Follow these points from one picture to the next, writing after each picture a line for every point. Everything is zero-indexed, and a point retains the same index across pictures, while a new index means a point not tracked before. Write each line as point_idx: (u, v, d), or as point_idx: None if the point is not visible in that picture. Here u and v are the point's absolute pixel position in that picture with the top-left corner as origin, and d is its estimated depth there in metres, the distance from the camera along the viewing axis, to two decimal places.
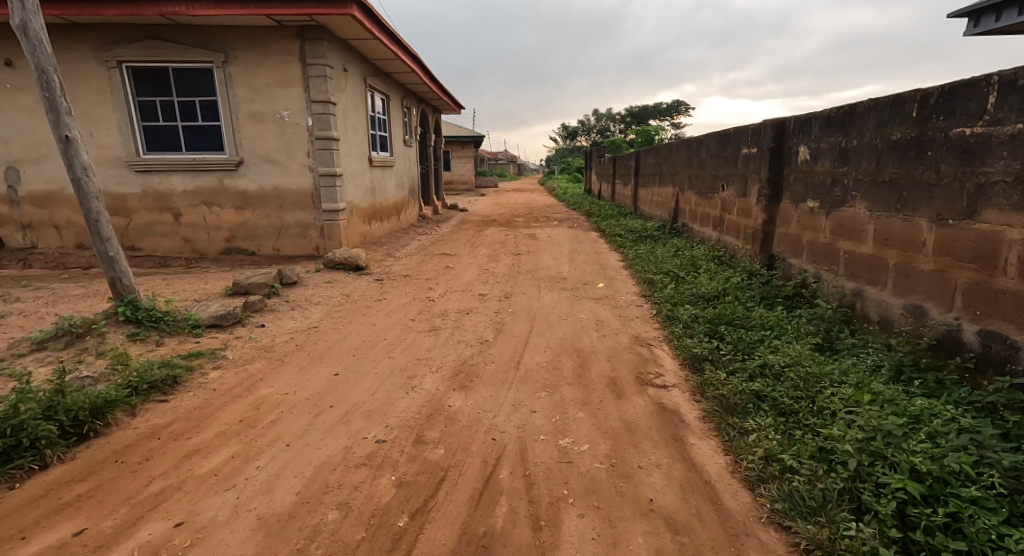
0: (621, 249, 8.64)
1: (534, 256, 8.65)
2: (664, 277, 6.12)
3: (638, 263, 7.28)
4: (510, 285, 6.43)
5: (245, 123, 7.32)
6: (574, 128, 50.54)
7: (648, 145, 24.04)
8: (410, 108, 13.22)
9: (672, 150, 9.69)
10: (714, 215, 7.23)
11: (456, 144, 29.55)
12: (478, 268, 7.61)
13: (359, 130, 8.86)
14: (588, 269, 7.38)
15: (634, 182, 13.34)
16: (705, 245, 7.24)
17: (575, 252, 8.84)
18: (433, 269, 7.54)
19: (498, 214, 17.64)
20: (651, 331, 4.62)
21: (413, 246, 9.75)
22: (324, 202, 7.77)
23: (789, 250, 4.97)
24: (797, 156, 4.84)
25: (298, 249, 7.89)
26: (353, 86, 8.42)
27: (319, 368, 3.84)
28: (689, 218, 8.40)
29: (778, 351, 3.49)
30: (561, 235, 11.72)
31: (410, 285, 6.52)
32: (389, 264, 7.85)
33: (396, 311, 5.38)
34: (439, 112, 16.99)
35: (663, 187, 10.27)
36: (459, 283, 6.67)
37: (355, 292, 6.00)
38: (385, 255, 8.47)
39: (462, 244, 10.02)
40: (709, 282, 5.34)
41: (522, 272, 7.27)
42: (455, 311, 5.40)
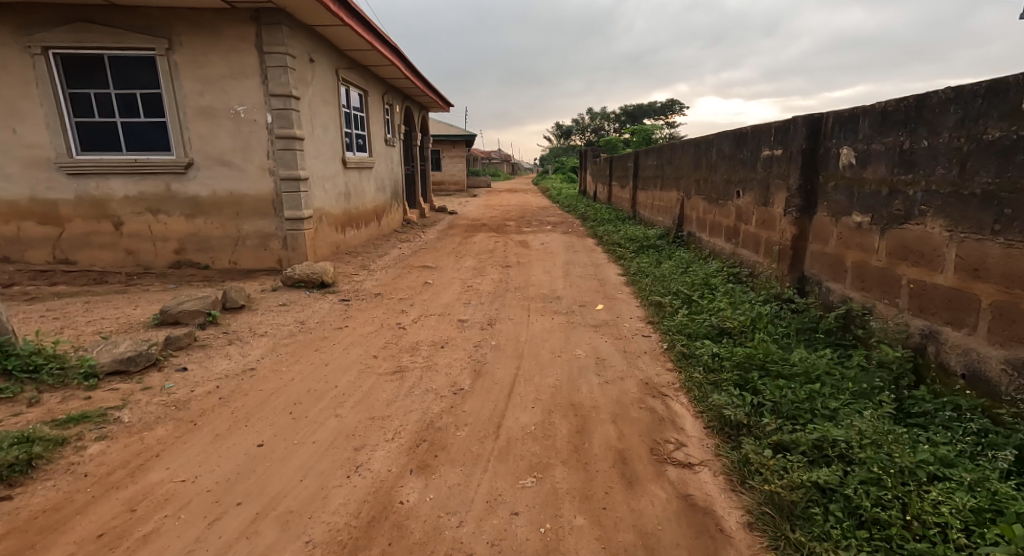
0: (621, 261, 7.82)
1: (524, 268, 7.80)
2: (673, 299, 5.28)
3: (641, 280, 6.44)
4: (495, 308, 5.58)
5: (194, 120, 6.43)
6: (568, 127, 49.71)
7: (644, 145, 23.28)
8: (392, 105, 12.36)
9: (676, 151, 8.86)
10: (727, 226, 6.40)
11: (447, 143, 28.65)
12: (461, 284, 6.76)
13: (330, 129, 8.00)
14: (584, 286, 6.54)
15: (633, 186, 12.52)
16: (716, 259, 6.42)
17: (571, 264, 7.99)
18: (410, 286, 6.70)
19: (488, 217, 16.77)
20: (663, 375, 3.79)
21: (391, 256, 8.89)
22: (287, 209, 6.91)
23: (824, 272, 4.18)
24: (838, 160, 4.01)
25: (258, 262, 7.03)
26: (321, 79, 7.56)
27: (240, 433, 2.97)
28: (697, 227, 7.57)
29: (840, 419, 2.68)
30: (555, 242, 10.91)
31: (381, 308, 5.67)
32: (361, 279, 6.98)
33: (358, 343, 4.53)
34: (425, 109, 16.15)
35: (666, 191, 9.43)
36: (438, 304, 5.81)
37: (313, 317, 5.13)
38: (359, 268, 7.60)
39: (446, 254, 9.16)
40: (728, 309, 4.51)
41: (509, 290, 6.41)
42: (427, 343, 4.54)
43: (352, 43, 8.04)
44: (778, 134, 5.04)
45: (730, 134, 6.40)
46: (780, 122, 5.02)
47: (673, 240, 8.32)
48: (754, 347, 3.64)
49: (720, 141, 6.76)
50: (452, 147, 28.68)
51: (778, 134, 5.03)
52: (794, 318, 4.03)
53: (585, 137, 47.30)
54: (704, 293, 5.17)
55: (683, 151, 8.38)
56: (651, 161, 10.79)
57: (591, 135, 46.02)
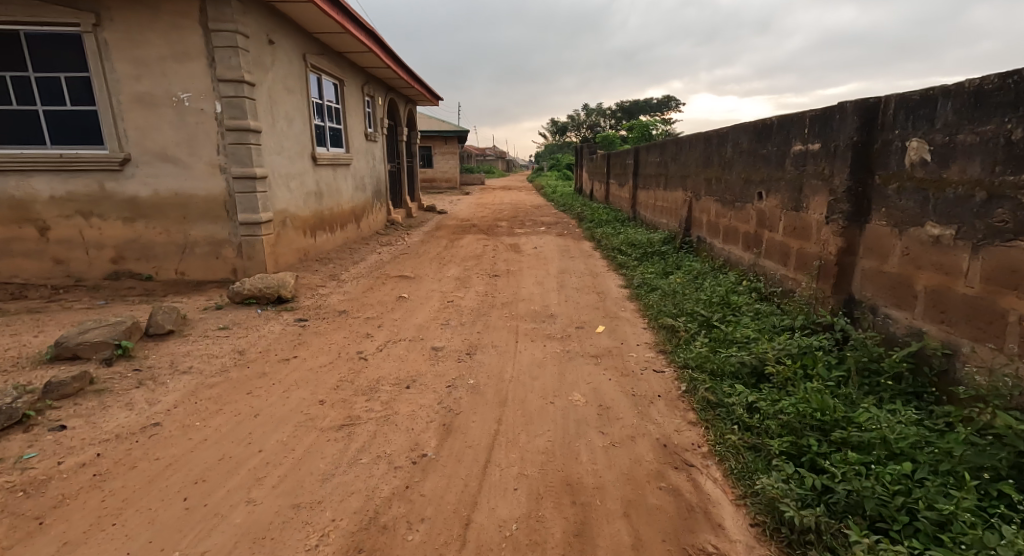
0: (622, 270, 7.01)
1: (514, 278, 6.97)
2: (686, 323, 4.44)
3: (648, 295, 5.59)
4: (477, 332, 4.74)
5: (130, 108, 5.55)
6: (563, 123, 48.83)
7: (642, 142, 22.48)
8: (373, 97, 11.50)
9: (682, 148, 8.04)
10: (746, 233, 5.56)
11: (438, 139, 27.73)
12: (441, 299, 5.92)
13: (295, 121, 7.16)
14: (582, 303, 5.70)
15: (632, 184, 11.70)
16: (733, 271, 5.60)
17: (566, 273, 7.13)
18: (383, 300, 5.85)
19: (478, 217, 15.91)
20: (687, 434, 2.95)
21: (368, 263, 8.05)
22: (241, 212, 6.04)
23: (885, 298, 3.37)
24: (907, 155, 3.19)
25: (209, 273, 6.16)
26: (281, 64, 6.69)
27: (101, 539, 2.14)
28: (709, 232, 6.72)
29: (960, 536, 1.93)
30: (549, 245, 10.09)
31: (343, 330, 4.82)
32: (328, 293, 6.14)
33: (305, 382, 3.67)
34: (411, 102, 15.28)
35: (671, 191, 8.60)
36: (410, 325, 4.96)
37: (257, 344, 4.26)
38: (327, 279, 6.75)
39: (428, 260, 8.31)
40: (759, 341, 3.68)
41: (496, 306, 5.56)
42: (389, 383, 3.69)
43: (322, 24, 7.18)
44: (814, 126, 4.22)
45: (750, 126, 5.57)
46: (817, 111, 4.19)
47: (680, 246, 7.48)
48: (804, 398, 2.82)
49: (736, 134, 5.93)
50: (444, 143, 27.76)
51: (814, 126, 4.21)
52: (843, 353, 3.23)
53: (580, 133, 46.45)
54: (723, 315, 4.35)
55: (691, 146, 7.54)
56: (653, 158, 9.97)
57: (586, 132, 45.24)
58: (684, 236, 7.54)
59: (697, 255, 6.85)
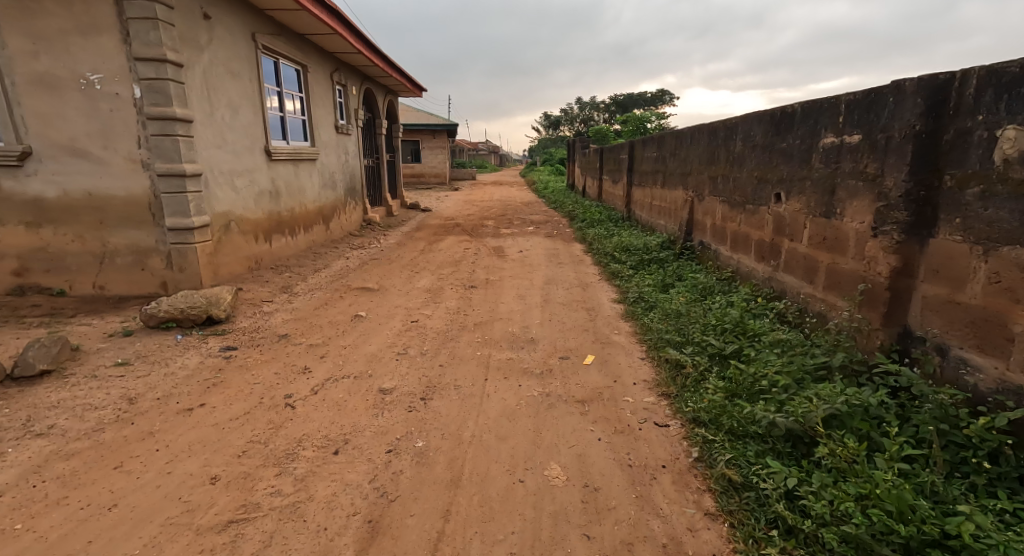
0: (615, 281, 6.20)
1: (493, 290, 6.15)
2: (692, 357, 3.61)
3: (645, 316, 4.77)
4: (440, 366, 3.90)
5: (28, 91, 4.70)
6: (557, 117, 47.89)
7: (637, 136, 21.61)
8: (344, 86, 10.61)
9: (683, 142, 7.20)
10: (762, 242, 4.74)
11: (426, 133, 26.76)
12: (404, 318, 5.07)
13: (240, 110, 6.28)
14: (568, 325, 4.87)
15: (627, 181, 10.85)
16: (744, 287, 4.78)
17: (552, 284, 6.29)
18: (334, 320, 4.99)
19: (464, 216, 15.04)
20: (703, 539, 2.14)
21: (330, 272, 7.18)
22: (168, 216, 5.17)
23: (960, 337, 2.55)
24: (999, 151, 2.38)
25: (133, 287, 5.29)
26: (219, 43, 5.81)
27: None
28: (715, 239, 5.89)
29: None
30: (537, 249, 9.27)
31: (277, 362, 3.98)
32: (273, 310, 5.28)
33: (202, 444, 2.82)
34: (390, 93, 14.39)
35: (671, 190, 7.75)
36: (360, 356, 4.11)
37: (158, 387, 3.40)
38: (276, 293, 5.89)
39: (399, 268, 7.44)
40: (791, 390, 2.86)
41: (467, 330, 4.72)
42: (312, 447, 2.85)
43: None
44: (853, 113, 3.38)
45: (765, 116, 4.73)
46: (857, 94, 3.37)
47: (682, 254, 6.65)
48: (871, 494, 2.02)
49: (749, 126, 5.09)
50: (433, 137, 26.79)
51: (853, 113, 3.38)
52: (906, 413, 2.44)
53: (574, 128, 45.54)
54: (738, 347, 3.53)
55: (693, 140, 6.71)
56: (650, 154, 9.13)
57: (580, 127, 44.36)
58: (685, 243, 6.71)
59: (702, 265, 6.02)
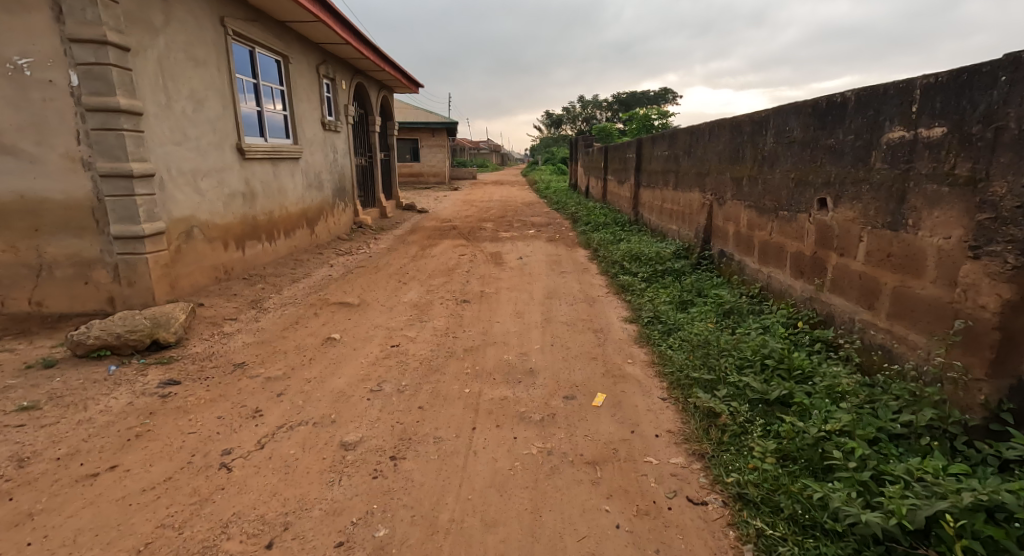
0: (626, 295, 5.53)
1: (489, 305, 5.49)
2: (727, 403, 2.94)
3: (663, 342, 4.10)
4: (420, 407, 3.23)
5: None
6: (559, 116, 47.19)
7: (643, 134, 20.91)
8: (332, 79, 9.96)
9: (700, 139, 6.53)
10: (802, 255, 4.06)
11: (425, 131, 26.09)
12: (384, 341, 4.41)
13: (205, 103, 5.62)
14: (573, 351, 4.21)
15: (634, 182, 10.17)
16: (779, 310, 4.11)
17: (555, 299, 5.62)
18: (303, 343, 4.33)
19: (462, 218, 14.37)
20: None
21: (309, 283, 6.51)
22: (115, 223, 4.52)
23: None
24: None
25: (75, 304, 4.64)
26: (179, 28, 5.17)
27: None
28: (742, 249, 5.22)
29: None
30: (538, 256, 8.62)
31: (226, 400, 3.32)
32: (237, 331, 4.61)
33: (96, 534, 2.17)
34: (383, 88, 13.76)
35: (685, 193, 7.07)
36: (326, 393, 3.45)
37: (64, 441, 2.75)
38: (244, 309, 5.23)
39: (387, 278, 6.78)
40: (869, 462, 2.17)
41: (455, 357, 4.06)
42: (241, 536, 2.18)
43: None
44: (935, 100, 2.71)
45: (805, 108, 4.05)
46: (941, 75, 2.70)
47: (698, 265, 5.98)
48: None
49: (782, 119, 4.42)
50: (432, 135, 26.12)
51: (935, 99, 2.70)
52: None
53: (576, 126, 44.84)
54: (785, 392, 2.85)
55: (713, 137, 6.03)
56: (661, 152, 8.44)
57: (582, 125, 43.68)
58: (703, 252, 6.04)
59: (723, 279, 5.35)
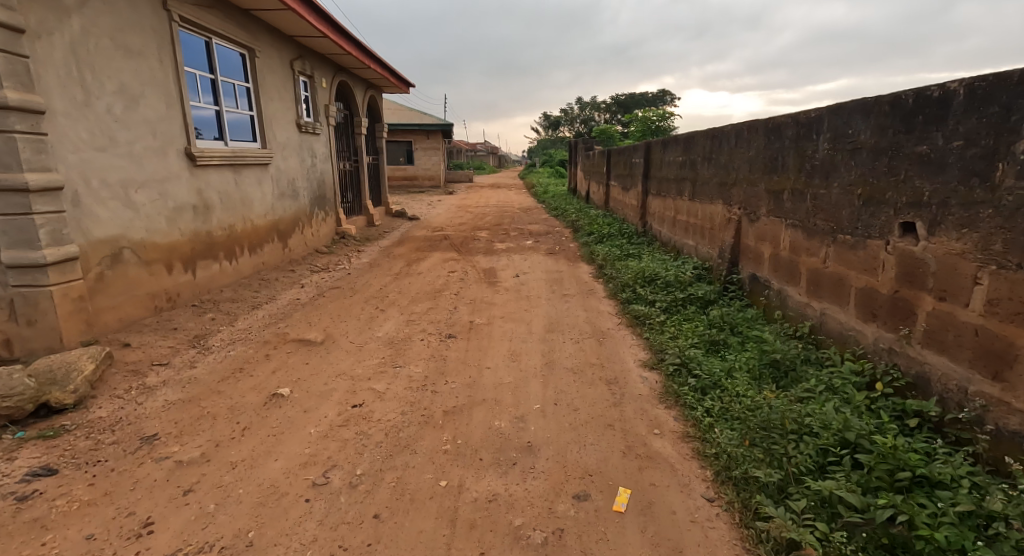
0: (642, 331, 4.65)
1: (479, 342, 4.63)
2: (812, 530, 2.10)
3: (698, 406, 3.22)
4: (376, 518, 2.38)
5: None
6: (557, 118, 46.38)
7: (647, 137, 20.07)
8: (310, 75, 9.08)
9: (726, 143, 5.68)
10: (874, 293, 3.20)
11: (419, 133, 25.21)
12: (345, 398, 3.53)
13: (142, 101, 4.72)
14: (582, 414, 3.34)
15: (641, 190, 9.32)
16: (842, 363, 3.24)
17: (557, 335, 4.75)
18: (243, 399, 3.44)
19: (454, 226, 13.49)
20: None
21: (274, 310, 5.62)
22: (6, 249, 3.61)
23: None
24: None
25: None
26: (105, 10, 4.27)
27: None
28: (783, 277, 4.35)
29: None
30: (536, 273, 7.76)
31: (118, 499, 2.45)
32: (165, 381, 3.70)
33: None
34: (368, 87, 12.91)
35: (705, 205, 6.21)
36: (253, 488, 2.56)
37: None
38: (184, 348, 4.33)
39: (363, 304, 5.90)
40: None
41: (432, 425, 3.18)
42: None
43: None
44: None
45: (879, 105, 3.19)
46: None
47: (723, 293, 5.11)
48: None
49: (840, 121, 3.57)
50: (426, 137, 25.25)
51: None
52: None
53: (575, 129, 44.02)
54: (896, 514, 2.01)
55: (744, 142, 5.18)
56: (674, 158, 7.59)
57: (580, 127, 42.92)
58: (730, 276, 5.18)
59: (758, 313, 4.48)
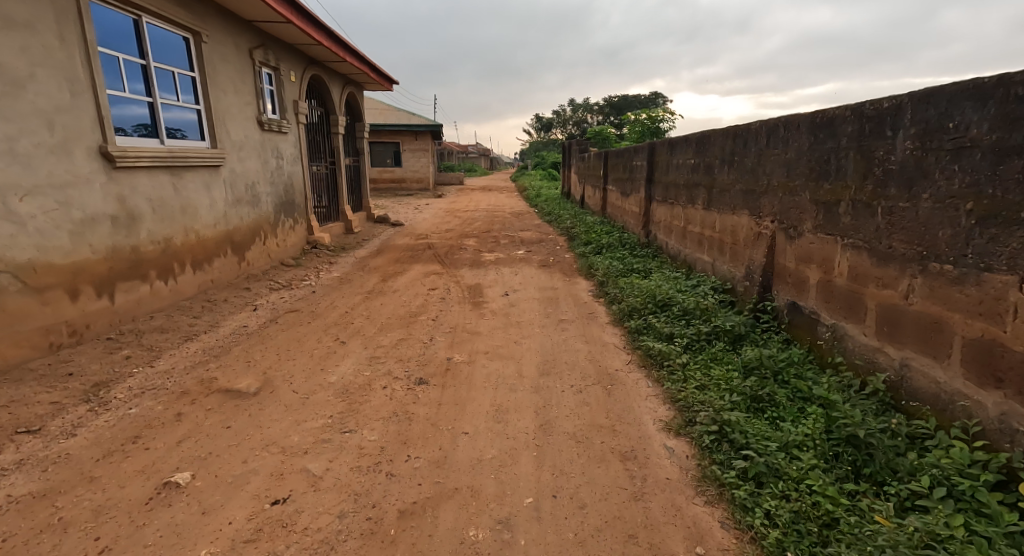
0: (662, 381, 3.73)
1: (456, 392, 3.69)
2: None
3: (759, 509, 2.32)
4: None
5: None
6: (549, 119, 45.52)
7: (644, 139, 19.17)
8: (271, 66, 8.08)
9: (753, 143, 4.80)
10: (1002, 352, 2.36)
11: (407, 134, 24.22)
12: (266, 486, 2.58)
13: (31, 85, 3.80)
14: (592, 514, 2.43)
15: (644, 196, 8.42)
16: (952, 446, 2.38)
17: (554, 381, 3.85)
18: (122, 489, 2.48)
19: (440, 234, 12.55)
20: None
21: (212, 343, 4.66)
22: None
23: None
24: None
25: None
26: None
27: None
28: (841, 311, 3.46)
29: None
30: (529, 292, 6.84)
31: None
32: (25, 460, 2.72)
33: None
34: (345, 84, 11.95)
35: (725, 216, 5.33)
36: None
37: None
38: (70, 403, 3.33)
39: (322, 334, 4.95)
40: None
41: (380, 539, 2.25)
42: None
43: None
44: None
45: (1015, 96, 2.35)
46: None
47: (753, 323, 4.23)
48: None
49: (940, 113, 2.69)
50: (414, 138, 24.26)
51: None
52: None
53: (568, 131, 43.18)
54: None
55: (778, 141, 4.31)
56: (684, 161, 6.70)
57: (573, 130, 42.13)
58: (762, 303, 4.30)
59: (803, 354, 3.60)
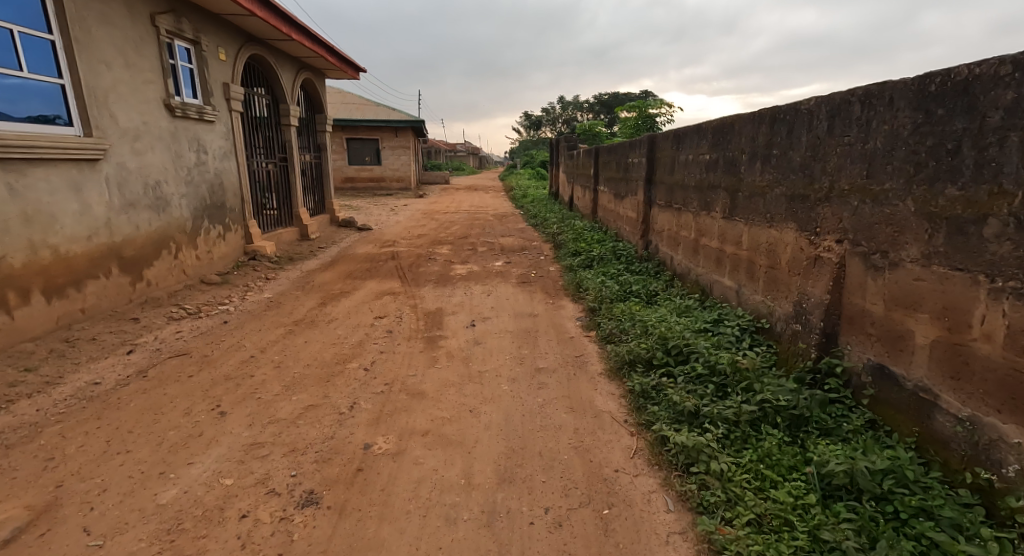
0: (687, 497, 2.39)
1: (359, 525, 2.31)
2: None
3: None
4: None
5: None
6: (538, 117, 44.15)
7: (639, 134, 17.76)
8: (175, 41, 6.61)
9: (800, 129, 3.44)
10: None
11: (387, 129, 22.68)
12: None
13: None
14: None
15: (642, 199, 7.06)
16: None
17: (514, 495, 2.49)
18: None
19: (408, 240, 11.11)
20: None
21: (26, 417, 3.26)
22: None
23: None
24: None
25: None
26: None
27: None
28: (991, 404, 2.12)
29: None
30: (502, 321, 5.46)
31: None
32: None
33: None
34: (299, 71, 10.51)
35: (758, 230, 3.98)
36: None
37: None
38: None
39: (198, 396, 3.54)
40: None
41: None
42: None
43: None
44: None
45: None
46: None
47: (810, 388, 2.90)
48: None
49: None
50: (394, 134, 22.81)
51: None
52: None
53: (558, 128, 41.73)
54: None
55: (847, 126, 2.96)
56: (694, 157, 5.35)
57: (563, 127, 40.79)
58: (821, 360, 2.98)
59: (912, 453, 2.27)
